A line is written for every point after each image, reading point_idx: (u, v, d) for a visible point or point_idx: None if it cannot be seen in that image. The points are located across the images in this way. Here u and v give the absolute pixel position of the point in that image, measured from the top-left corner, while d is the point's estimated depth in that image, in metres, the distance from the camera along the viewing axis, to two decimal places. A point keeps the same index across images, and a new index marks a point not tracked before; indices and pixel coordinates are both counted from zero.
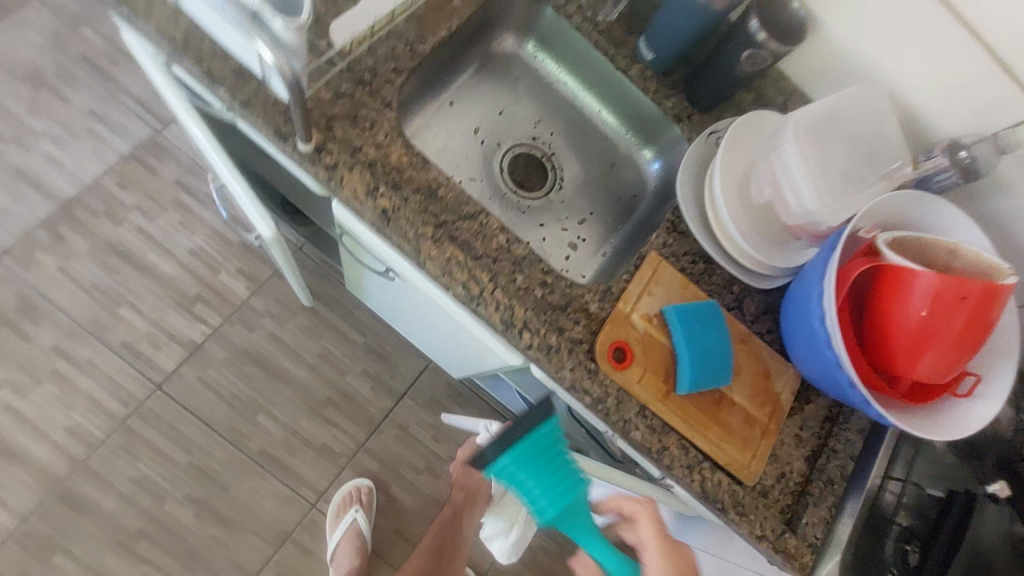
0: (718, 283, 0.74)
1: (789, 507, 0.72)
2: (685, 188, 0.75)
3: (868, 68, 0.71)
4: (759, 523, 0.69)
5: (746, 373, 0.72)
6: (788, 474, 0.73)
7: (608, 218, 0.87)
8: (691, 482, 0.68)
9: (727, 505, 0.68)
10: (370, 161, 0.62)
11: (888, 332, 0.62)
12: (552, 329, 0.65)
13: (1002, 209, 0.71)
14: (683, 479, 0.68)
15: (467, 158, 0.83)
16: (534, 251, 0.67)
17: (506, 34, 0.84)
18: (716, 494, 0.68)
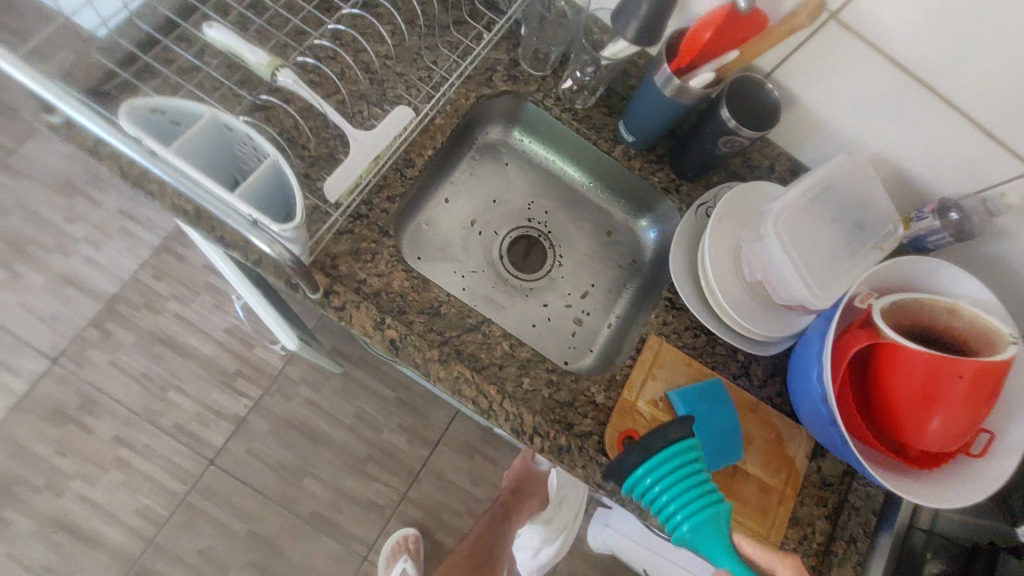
0: (721, 355, 0.76)
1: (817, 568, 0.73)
2: (679, 268, 0.77)
3: (850, 134, 0.71)
4: None
5: (758, 442, 0.73)
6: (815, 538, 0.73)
7: (611, 288, 0.89)
8: None
9: None
10: (375, 292, 0.67)
11: (892, 406, 0.63)
12: (562, 428, 0.68)
13: (1011, 255, 0.69)
14: None
15: (468, 252, 0.86)
16: (537, 352, 0.71)
17: (490, 127, 0.87)
18: None
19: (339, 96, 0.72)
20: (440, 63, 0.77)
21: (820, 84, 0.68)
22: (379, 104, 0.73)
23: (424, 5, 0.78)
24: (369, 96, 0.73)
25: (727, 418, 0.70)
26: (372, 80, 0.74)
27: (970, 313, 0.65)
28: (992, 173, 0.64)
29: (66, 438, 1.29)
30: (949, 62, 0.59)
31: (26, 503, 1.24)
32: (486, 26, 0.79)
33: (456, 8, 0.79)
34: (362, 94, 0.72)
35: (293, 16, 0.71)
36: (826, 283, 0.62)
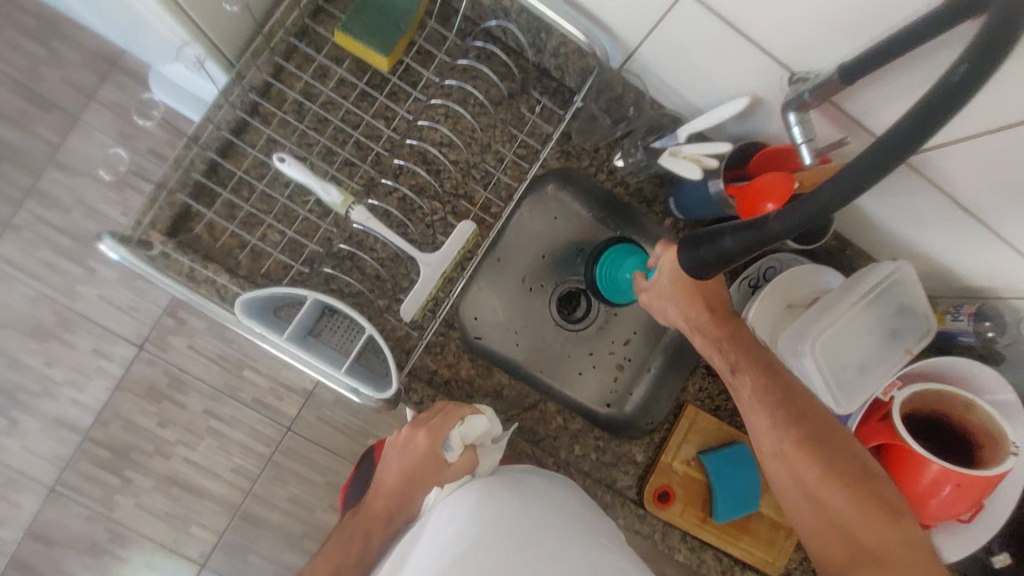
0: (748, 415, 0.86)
1: None
2: None
3: (899, 233, 0.72)
4: None
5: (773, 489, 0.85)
6: None
7: (651, 335, 0.94)
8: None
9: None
10: (445, 380, 0.77)
11: (896, 487, 0.73)
12: (606, 486, 0.81)
13: None
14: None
15: (520, 308, 0.92)
16: (587, 422, 0.82)
17: (537, 184, 0.88)
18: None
19: (400, 193, 0.74)
20: (495, 146, 0.77)
21: (883, 197, 0.68)
22: (438, 198, 0.75)
23: (480, 82, 0.76)
24: (429, 189, 0.75)
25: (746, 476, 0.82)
26: (431, 171, 0.75)
27: (986, 409, 0.71)
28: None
29: (165, 412, 1.46)
30: (998, 210, 0.59)
31: (143, 465, 1.46)
32: (539, 102, 0.77)
33: (510, 82, 0.77)
34: (422, 189, 0.75)
35: (354, 127, 0.73)
36: (848, 390, 0.70)
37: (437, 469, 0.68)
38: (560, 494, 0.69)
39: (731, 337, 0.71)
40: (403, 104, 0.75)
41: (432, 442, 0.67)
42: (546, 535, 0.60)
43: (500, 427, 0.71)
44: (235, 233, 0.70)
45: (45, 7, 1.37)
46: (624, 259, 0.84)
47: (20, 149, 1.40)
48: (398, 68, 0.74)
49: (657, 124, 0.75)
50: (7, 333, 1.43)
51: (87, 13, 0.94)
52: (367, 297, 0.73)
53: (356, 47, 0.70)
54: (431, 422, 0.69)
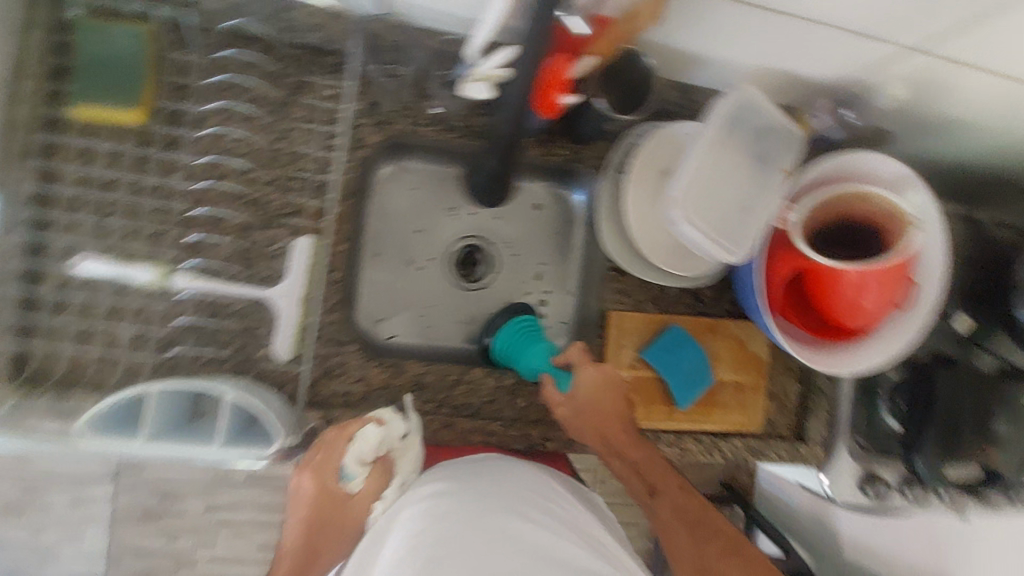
0: (674, 294, 0.84)
1: (814, 414, 0.89)
2: (614, 243, 0.78)
3: (731, 59, 0.67)
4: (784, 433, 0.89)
5: (724, 354, 0.85)
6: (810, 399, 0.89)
7: (558, 260, 0.91)
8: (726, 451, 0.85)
9: (758, 445, 0.87)
10: (363, 396, 0.75)
11: (828, 298, 0.71)
12: (563, 423, 0.80)
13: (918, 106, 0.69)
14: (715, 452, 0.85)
15: (420, 291, 0.88)
16: (520, 374, 0.80)
17: (378, 166, 0.83)
18: (744, 445, 0.86)
19: (226, 239, 0.69)
20: (301, 151, 0.71)
21: (694, 33, 0.63)
22: (269, 227, 0.70)
23: (255, 92, 0.69)
24: (255, 224, 0.70)
25: (688, 354, 0.82)
26: (249, 202, 0.70)
27: (881, 194, 0.69)
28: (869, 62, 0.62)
29: None
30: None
31: None
32: (326, 85, 0.71)
33: (286, 78, 0.70)
34: (246, 226, 0.70)
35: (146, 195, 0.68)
36: (737, 235, 0.68)
37: (339, 501, 0.67)
38: (516, 479, 0.65)
39: (642, 460, 0.74)
40: (185, 149, 0.68)
41: (322, 482, 0.67)
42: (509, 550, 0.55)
43: (403, 425, 0.69)
44: (74, 353, 0.65)
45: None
46: (537, 341, 0.80)
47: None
48: (160, 115, 0.67)
49: (447, 53, 0.70)
50: None
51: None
52: (245, 354, 0.69)
53: (95, 113, 0.64)
54: (320, 459, 0.67)
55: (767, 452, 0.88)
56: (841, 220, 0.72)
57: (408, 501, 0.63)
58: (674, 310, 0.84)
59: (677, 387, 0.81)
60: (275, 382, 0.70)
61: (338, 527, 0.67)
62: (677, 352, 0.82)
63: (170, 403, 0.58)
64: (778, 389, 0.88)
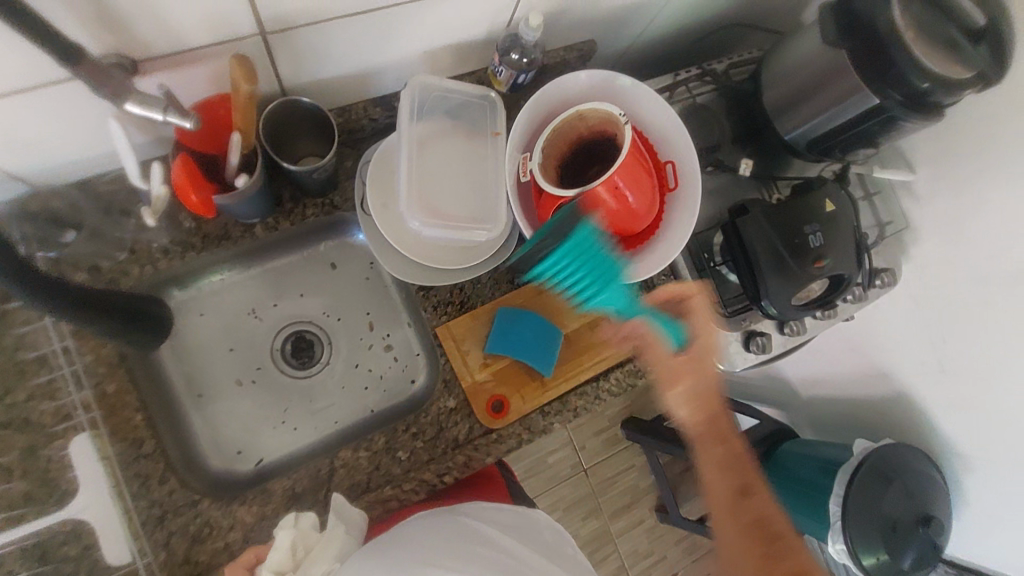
0: (490, 280, 0.84)
1: None
2: (402, 266, 0.76)
3: (388, 63, 0.67)
4: None
5: (564, 306, 0.85)
6: (665, 298, 0.91)
7: (381, 301, 0.90)
8: (613, 386, 0.86)
9: (641, 364, 0.88)
10: (243, 540, 0.71)
11: (599, 216, 0.72)
12: (450, 450, 0.79)
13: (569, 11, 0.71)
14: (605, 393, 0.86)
15: (263, 403, 0.84)
16: (386, 430, 0.78)
17: None
18: (628, 372, 0.87)
19: (15, 475, 0.66)
20: (49, 346, 0.69)
21: (327, 63, 0.62)
22: (54, 439, 0.67)
23: None
24: (38, 443, 0.67)
25: (530, 325, 0.83)
26: (21, 426, 0.67)
27: (589, 106, 0.70)
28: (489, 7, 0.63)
29: None
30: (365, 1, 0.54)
31: None
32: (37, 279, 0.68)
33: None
34: (28, 451, 0.66)
35: None
36: (483, 212, 0.72)
37: None
38: (427, 534, 0.66)
39: (733, 459, 0.81)
40: None
41: None
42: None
43: (309, 519, 0.69)
44: None
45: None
46: (601, 263, 0.67)
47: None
48: None
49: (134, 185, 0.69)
50: None
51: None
52: (96, 566, 0.66)
53: None
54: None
55: (655, 365, 0.90)
56: (575, 146, 0.73)
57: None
58: (499, 293, 0.84)
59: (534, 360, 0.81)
60: (144, 574, 0.67)
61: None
62: (515, 330, 0.82)
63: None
64: (631, 307, 0.90)
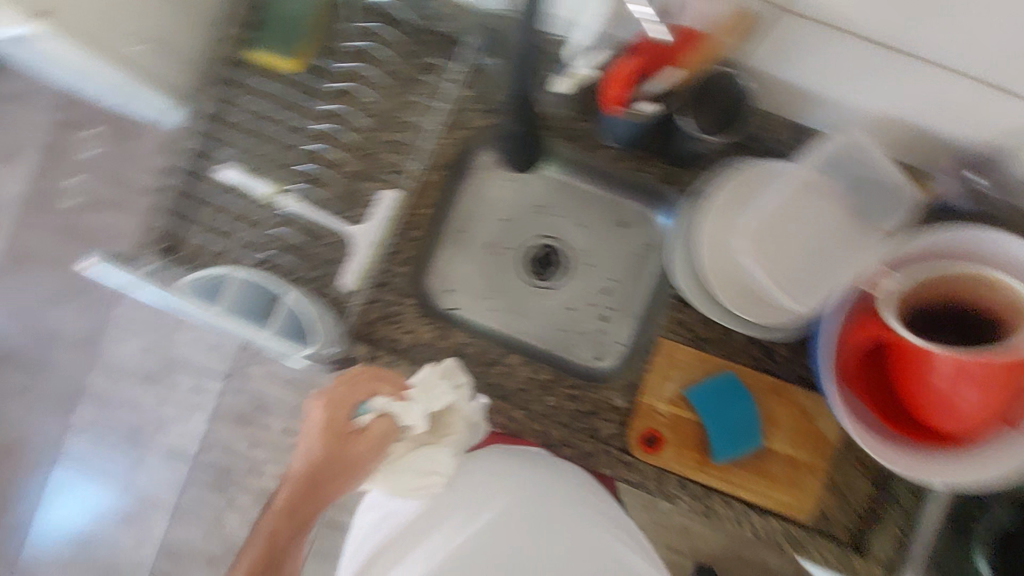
0: (740, 342, 0.78)
1: (890, 527, 0.75)
2: (686, 269, 0.72)
3: (848, 101, 0.64)
4: (846, 539, 0.76)
5: (784, 422, 0.76)
6: (887, 509, 0.75)
7: (630, 277, 0.90)
8: (764, 530, 0.75)
9: (809, 540, 0.75)
10: (407, 347, 0.80)
11: (911, 383, 0.61)
12: (585, 435, 0.78)
13: None
14: (751, 527, 0.75)
15: (492, 274, 0.93)
16: (554, 372, 0.80)
17: (481, 152, 0.88)
18: (790, 532, 0.75)
19: (336, 181, 0.79)
20: (411, 120, 0.79)
21: (799, 66, 0.61)
22: (368, 179, 0.79)
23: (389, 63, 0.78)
24: (360, 173, 0.79)
25: (744, 407, 0.75)
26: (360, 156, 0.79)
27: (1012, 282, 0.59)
28: (1005, 116, 0.55)
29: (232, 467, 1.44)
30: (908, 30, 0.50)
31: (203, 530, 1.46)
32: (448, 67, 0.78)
33: (413, 57, 0.78)
34: (353, 173, 0.79)
35: (284, 131, 0.79)
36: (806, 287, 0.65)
37: (354, 435, 0.70)
38: (526, 481, 0.78)
39: None
40: (320, 99, 0.79)
41: (335, 415, 0.70)
42: (507, 526, 0.74)
43: (460, 378, 0.74)
44: (202, 240, 0.78)
45: (39, 87, 1.48)
46: None
47: (52, 231, 1.48)
48: (309, 69, 0.78)
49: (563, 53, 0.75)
50: (50, 420, 1.49)
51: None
52: (324, 278, 0.79)
53: (263, 56, 0.77)
54: (335, 405, 0.70)
55: (820, 553, 0.75)
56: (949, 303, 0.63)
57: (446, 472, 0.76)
58: (738, 358, 0.78)
59: (717, 437, 0.75)
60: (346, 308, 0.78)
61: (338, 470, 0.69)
62: (725, 400, 0.75)
63: (288, 325, 0.72)
64: (847, 485, 0.76)
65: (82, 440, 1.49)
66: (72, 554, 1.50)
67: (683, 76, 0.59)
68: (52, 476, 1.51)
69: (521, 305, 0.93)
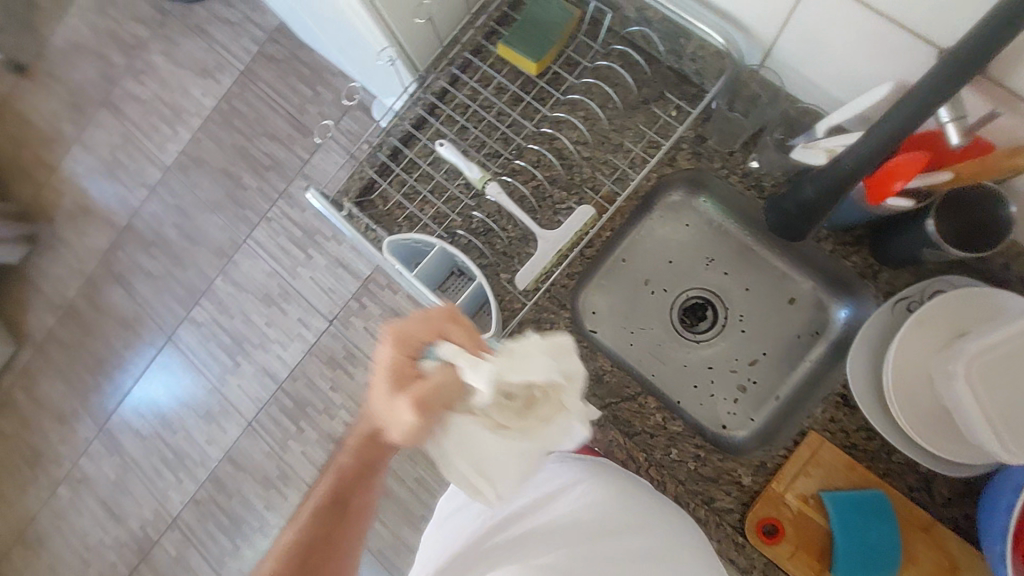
0: (897, 463, 0.73)
1: None
2: (861, 367, 0.73)
3: None
4: None
5: (921, 561, 0.70)
6: None
7: (782, 356, 0.88)
8: None
9: None
10: None
11: None
12: (702, 501, 0.75)
13: None
14: None
15: (640, 311, 0.93)
16: (688, 427, 0.78)
17: (672, 190, 0.90)
18: None
19: (536, 180, 0.82)
20: (625, 144, 0.81)
21: None
22: (567, 188, 0.82)
23: (621, 89, 0.82)
24: (561, 180, 0.82)
25: (884, 531, 0.70)
26: (565, 164, 0.82)
27: None
28: None
29: (313, 405, 1.51)
30: None
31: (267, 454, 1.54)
32: (676, 106, 0.81)
33: (647, 88, 0.82)
34: (554, 179, 0.82)
35: (503, 124, 0.84)
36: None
37: (417, 372, 0.58)
38: (596, 488, 0.72)
39: None
40: (546, 105, 0.84)
41: (407, 352, 0.59)
42: (591, 546, 0.67)
43: (572, 362, 0.56)
44: (399, 199, 0.82)
45: (260, 22, 1.65)
46: None
47: (230, 146, 1.64)
48: (547, 75, 0.84)
49: (797, 122, 0.76)
50: (176, 309, 1.64)
51: (325, 43, 1.19)
52: (492, 267, 0.80)
53: (511, 54, 0.81)
54: (395, 361, 0.58)
55: None
56: None
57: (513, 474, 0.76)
58: (889, 478, 0.73)
59: (846, 553, 0.70)
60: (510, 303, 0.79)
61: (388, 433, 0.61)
62: (867, 519, 0.70)
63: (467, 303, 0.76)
64: None
65: (193, 334, 1.63)
66: (154, 431, 1.63)
67: (951, 177, 0.54)
68: (159, 356, 1.65)
69: (661, 348, 0.92)
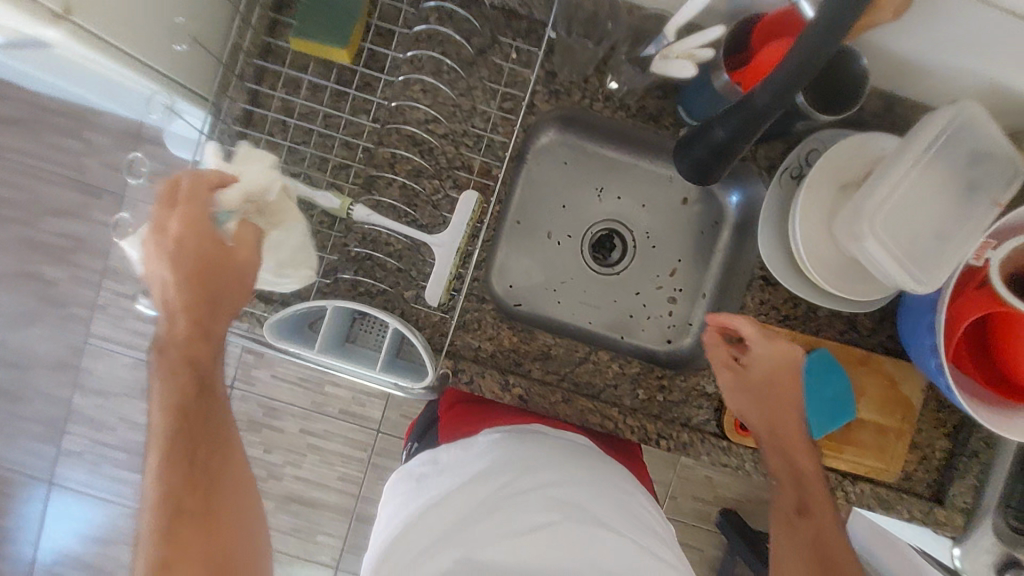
0: (824, 317, 0.79)
1: (968, 481, 0.79)
2: (769, 248, 0.75)
3: (961, 69, 0.63)
4: (925, 493, 0.80)
5: (871, 390, 0.78)
6: (962, 462, 0.80)
7: (696, 257, 0.89)
8: (855, 496, 0.78)
9: (894, 500, 0.79)
10: (490, 354, 0.76)
11: (1012, 352, 0.64)
12: (681, 426, 0.77)
13: None
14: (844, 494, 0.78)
15: (554, 266, 0.88)
16: (645, 364, 0.78)
17: (541, 134, 0.83)
18: (878, 495, 0.79)
19: (400, 180, 0.72)
20: (479, 107, 0.73)
21: (918, 34, 0.60)
22: (437, 176, 0.73)
23: (451, 47, 0.72)
24: (426, 170, 0.72)
25: (839, 381, 0.76)
26: (424, 151, 0.72)
27: None
28: None
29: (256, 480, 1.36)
30: None
31: None
32: (514, 48, 0.73)
33: (477, 37, 0.72)
34: (419, 171, 0.72)
35: (337, 130, 0.71)
36: (925, 263, 0.62)
37: (218, 246, 0.57)
38: (529, 447, 0.65)
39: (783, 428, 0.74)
40: (377, 92, 0.72)
41: (190, 217, 0.56)
42: (527, 503, 0.57)
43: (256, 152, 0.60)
44: None
45: None
46: None
47: (8, 245, 1.29)
48: (363, 55, 0.72)
49: (645, 27, 0.70)
50: (37, 453, 1.35)
51: (68, 92, 0.92)
52: (395, 292, 0.71)
53: (313, 48, 0.68)
54: (166, 196, 0.57)
55: (904, 510, 0.80)
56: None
57: (445, 451, 0.66)
58: (822, 332, 0.79)
59: (813, 415, 0.76)
60: (428, 321, 0.72)
61: (232, 276, 0.58)
62: (819, 379, 0.76)
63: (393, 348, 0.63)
64: (923, 445, 0.81)
65: (75, 469, 1.35)
66: None
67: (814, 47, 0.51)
68: (48, 508, 1.37)
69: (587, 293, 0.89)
